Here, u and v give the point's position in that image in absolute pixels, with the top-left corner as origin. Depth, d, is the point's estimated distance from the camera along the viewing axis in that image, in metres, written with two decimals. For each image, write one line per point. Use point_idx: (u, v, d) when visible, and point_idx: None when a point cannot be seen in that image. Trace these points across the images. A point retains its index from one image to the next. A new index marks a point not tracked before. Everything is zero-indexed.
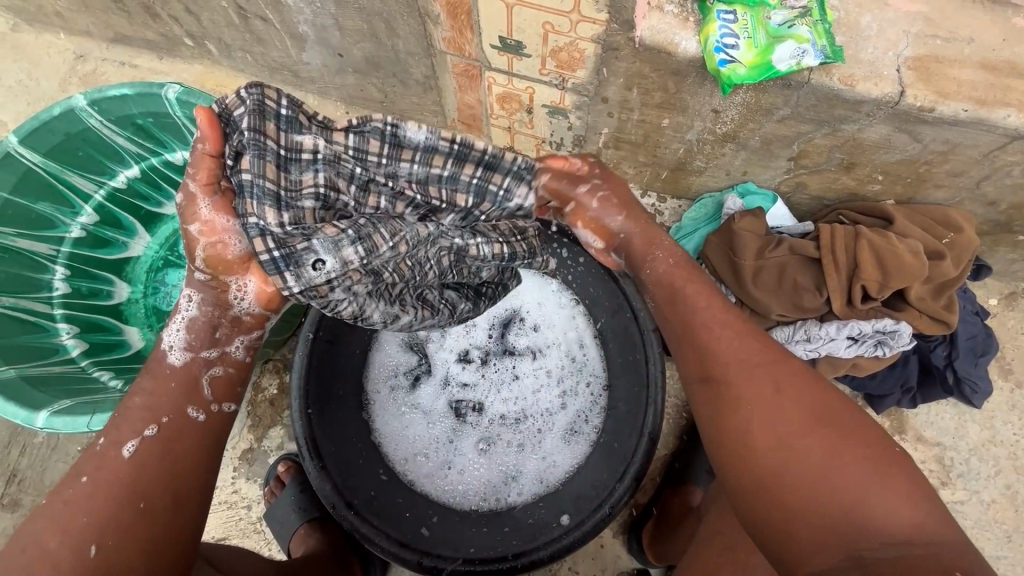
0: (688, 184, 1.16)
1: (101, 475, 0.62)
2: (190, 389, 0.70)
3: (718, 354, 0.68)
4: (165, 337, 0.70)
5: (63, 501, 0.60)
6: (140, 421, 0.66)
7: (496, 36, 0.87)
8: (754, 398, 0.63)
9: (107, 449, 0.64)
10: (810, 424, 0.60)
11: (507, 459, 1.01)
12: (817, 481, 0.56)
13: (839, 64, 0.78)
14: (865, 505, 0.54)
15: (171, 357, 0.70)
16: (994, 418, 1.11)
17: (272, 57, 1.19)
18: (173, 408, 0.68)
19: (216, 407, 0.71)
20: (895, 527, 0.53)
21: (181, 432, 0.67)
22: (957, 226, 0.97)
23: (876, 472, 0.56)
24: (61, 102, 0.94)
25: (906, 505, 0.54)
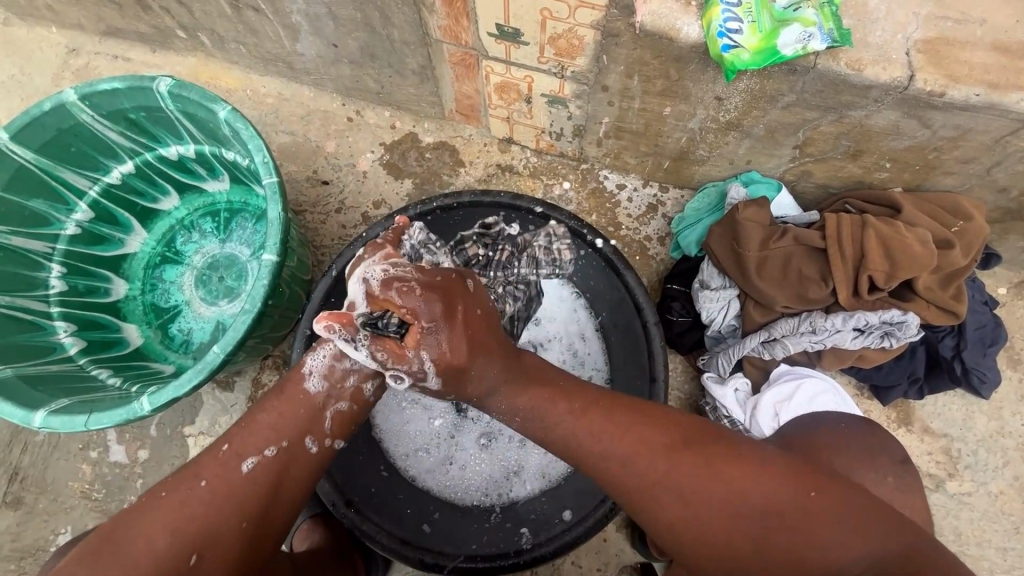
0: (690, 174, 1.14)
1: (219, 485, 0.63)
2: (315, 413, 0.69)
3: (657, 506, 0.60)
4: (307, 361, 0.69)
5: (179, 503, 0.61)
6: (262, 440, 0.66)
7: (493, 24, 0.84)
8: (688, 512, 0.59)
9: (229, 455, 0.65)
10: (723, 497, 0.58)
11: (509, 454, 0.99)
12: (765, 544, 0.56)
13: (846, 48, 0.75)
14: (820, 557, 0.53)
15: (308, 383, 0.68)
16: (1002, 408, 1.09)
17: (266, 48, 1.17)
18: (297, 434, 0.68)
19: (328, 442, 0.70)
20: (855, 567, 0.52)
21: (295, 458, 0.67)
22: (966, 214, 0.95)
23: (808, 520, 0.55)
24: (52, 97, 0.93)
25: (855, 539, 0.53)
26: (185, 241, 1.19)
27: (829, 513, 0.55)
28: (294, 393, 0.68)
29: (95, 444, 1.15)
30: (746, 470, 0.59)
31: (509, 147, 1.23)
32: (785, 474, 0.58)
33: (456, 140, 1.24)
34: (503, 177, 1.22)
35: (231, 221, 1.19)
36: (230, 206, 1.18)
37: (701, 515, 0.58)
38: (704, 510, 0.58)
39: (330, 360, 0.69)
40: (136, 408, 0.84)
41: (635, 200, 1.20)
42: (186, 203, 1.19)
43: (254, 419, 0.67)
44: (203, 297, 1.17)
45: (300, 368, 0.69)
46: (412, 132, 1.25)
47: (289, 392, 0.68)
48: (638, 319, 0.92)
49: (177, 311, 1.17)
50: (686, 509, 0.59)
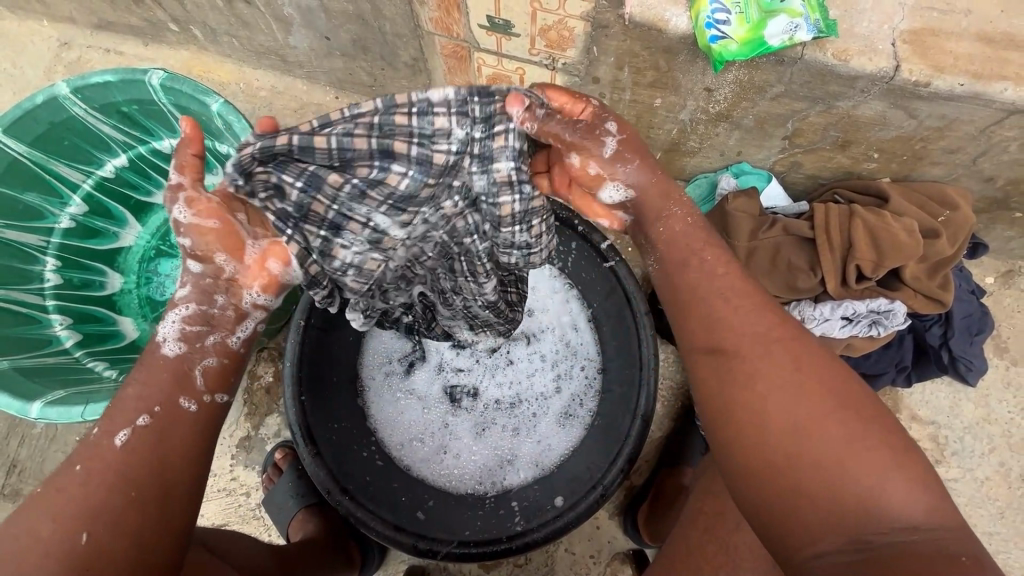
0: (682, 165, 1.15)
1: (94, 464, 0.56)
2: (184, 373, 0.63)
3: (748, 391, 0.57)
4: (160, 328, 0.64)
5: (54, 490, 0.54)
6: (132, 409, 0.59)
7: (483, 15, 0.85)
8: (777, 417, 0.55)
9: (100, 436, 0.58)
10: (823, 395, 0.55)
11: (503, 442, 1.02)
12: (825, 471, 0.52)
13: (833, 39, 0.76)
14: (875, 495, 0.51)
15: (166, 348, 0.64)
16: (988, 396, 1.11)
17: (259, 41, 1.17)
18: (166, 397, 0.61)
19: (211, 399, 0.64)
20: (903, 517, 0.50)
21: (172, 421, 0.60)
22: (953, 203, 0.96)
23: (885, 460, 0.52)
24: (44, 90, 0.92)
25: (915, 494, 0.51)
26: None
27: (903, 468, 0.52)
28: (162, 363, 0.63)
29: None
30: (855, 392, 0.56)
31: None
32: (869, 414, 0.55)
33: None
34: None
35: None
36: None
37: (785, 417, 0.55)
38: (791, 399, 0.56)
39: (185, 324, 0.65)
40: None
41: None
42: None
43: (122, 393, 0.61)
44: None
45: (154, 338, 0.64)
46: None
47: (152, 366, 0.63)
48: (629, 309, 0.90)
49: None
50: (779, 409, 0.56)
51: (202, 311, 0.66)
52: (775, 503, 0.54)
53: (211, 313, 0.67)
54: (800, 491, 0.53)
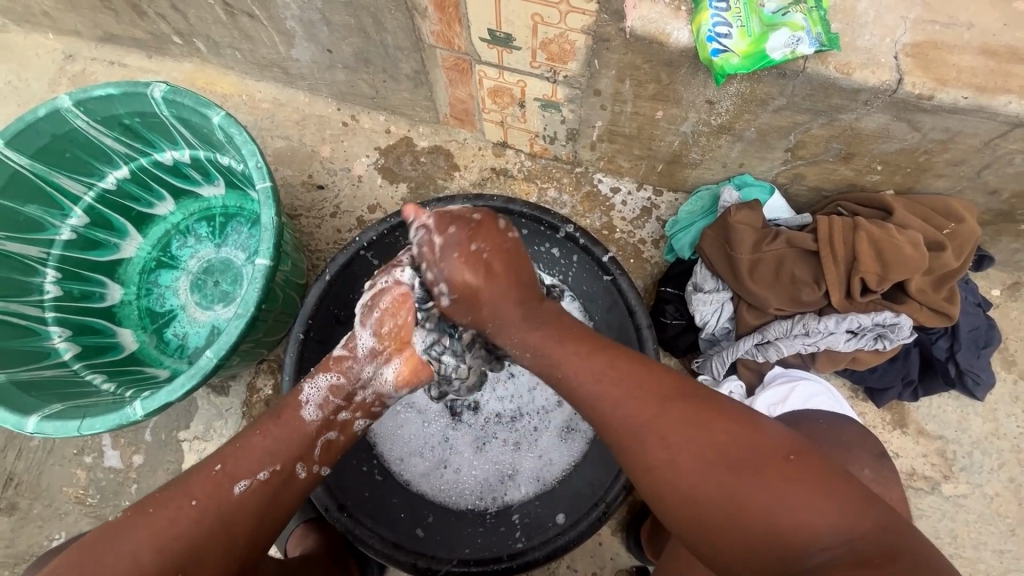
0: (684, 177, 1.14)
1: (208, 505, 0.62)
2: (307, 442, 0.69)
3: (602, 420, 0.63)
4: (305, 389, 0.70)
5: (166, 522, 0.60)
6: (257, 462, 0.66)
7: (485, 29, 0.85)
8: (654, 450, 0.59)
9: (221, 477, 0.64)
10: (690, 438, 0.58)
11: (503, 457, 0.99)
12: (741, 501, 0.54)
13: (835, 52, 0.76)
14: (785, 515, 0.52)
15: (305, 411, 0.70)
16: (996, 410, 1.09)
17: (262, 53, 1.18)
18: (288, 459, 0.68)
19: (317, 469, 0.71)
20: (821, 532, 0.51)
21: (284, 483, 0.67)
22: (958, 215, 0.95)
23: (786, 482, 0.54)
24: (47, 103, 0.93)
25: (829, 507, 0.52)
26: (180, 246, 1.20)
27: (809, 484, 0.53)
28: (289, 418, 0.69)
29: (90, 449, 1.15)
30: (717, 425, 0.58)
31: (503, 152, 1.23)
32: (772, 436, 0.58)
33: (451, 145, 1.25)
34: (498, 181, 1.23)
35: (226, 226, 1.19)
36: (225, 211, 1.18)
37: (674, 454, 0.58)
38: (677, 450, 0.58)
39: (327, 390, 0.71)
40: (128, 412, 0.84)
41: (629, 204, 1.20)
42: (181, 208, 1.20)
43: (249, 439, 0.67)
44: (198, 302, 1.18)
45: (297, 396, 0.70)
46: (407, 136, 1.25)
47: (284, 417, 0.69)
48: (631, 321, 0.91)
49: (172, 315, 1.17)
50: (628, 426, 0.61)
51: (346, 384, 0.71)
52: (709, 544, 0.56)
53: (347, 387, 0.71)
54: (723, 524, 0.55)
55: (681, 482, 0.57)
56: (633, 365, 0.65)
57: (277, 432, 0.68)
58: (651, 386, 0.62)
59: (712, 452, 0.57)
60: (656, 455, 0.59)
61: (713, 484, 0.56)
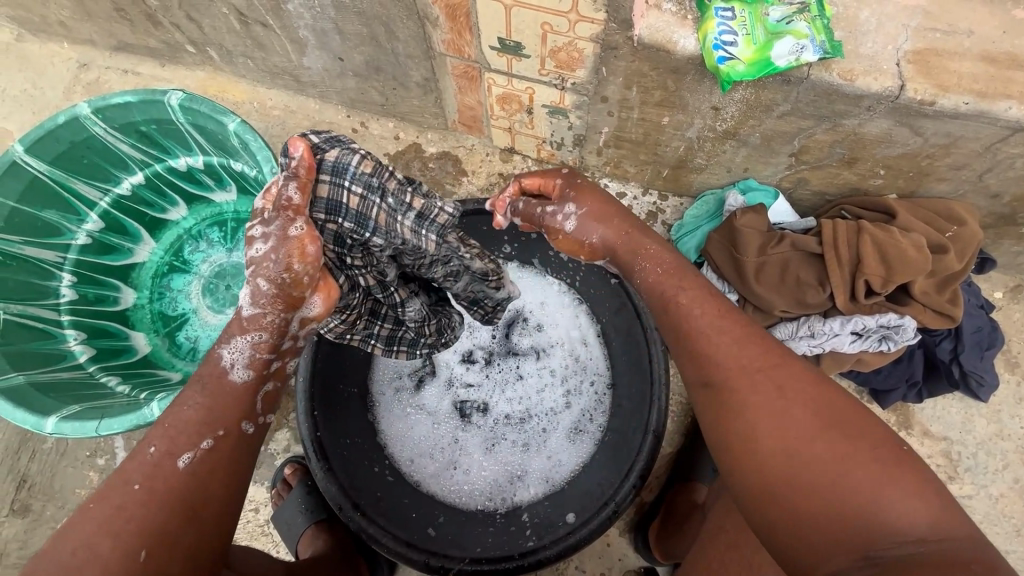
0: (689, 181, 1.16)
1: (155, 485, 0.59)
2: (248, 399, 0.67)
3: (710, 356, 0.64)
4: (225, 354, 0.66)
5: (115, 508, 0.58)
6: (196, 434, 0.63)
7: (495, 37, 0.87)
8: (760, 395, 0.59)
9: (161, 456, 0.61)
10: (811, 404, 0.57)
11: (512, 458, 1.01)
12: (837, 476, 0.52)
13: (838, 59, 0.78)
14: (881, 501, 0.50)
15: (233, 374, 0.66)
16: (1000, 411, 1.10)
17: (274, 62, 1.20)
18: (231, 423, 0.65)
19: (264, 420, 0.68)
20: (911, 525, 0.49)
21: (234, 444, 0.65)
22: (960, 219, 0.97)
23: (888, 469, 0.51)
24: (67, 111, 0.95)
25: (925, 502, 0.50)
26: (193, 250, 1.22)
27: (910, 478, 0.51)
28: (221, 388, 0.66)
29: (103, 451, 1.17)
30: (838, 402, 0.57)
31: (510, 157, 1.25)
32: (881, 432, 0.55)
33: (458, 150, 1.26)
34: (505, 186, 1.25)
35: (238, 230, 1.21)
36: (237, 216, 1.20)
37: (777, 407, 0.58)
38: (790, 405, 0.57)
39: (252, 347, 0.67)
40: (145, 413, 0.85)
41: (634, 208, 1.22)
42: (194, 214, 1.22)
43: (178, 414, 0.64)
44: (210, 306, 1.20)
45: (218, 363, 0.66)
46: (415, 142, 1.28)
47: (213, 386, 0.66)
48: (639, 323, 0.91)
49: (185, 319, 1.19)
50: (739, 366, 0.62)
51: (270, 337, 0.67)
52: (791, 515, 0.53)
53: (272, 341, 0.68)
54: (808, 494, 0.53)
55: (771, 436, 0.57)
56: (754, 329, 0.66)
57: (208, 402, 0.65)
58: (773, 346, 0.64)
59: (818, 418, 0.56)
60: (762, 402, 0.59)
61: (817, 448, 0.54)
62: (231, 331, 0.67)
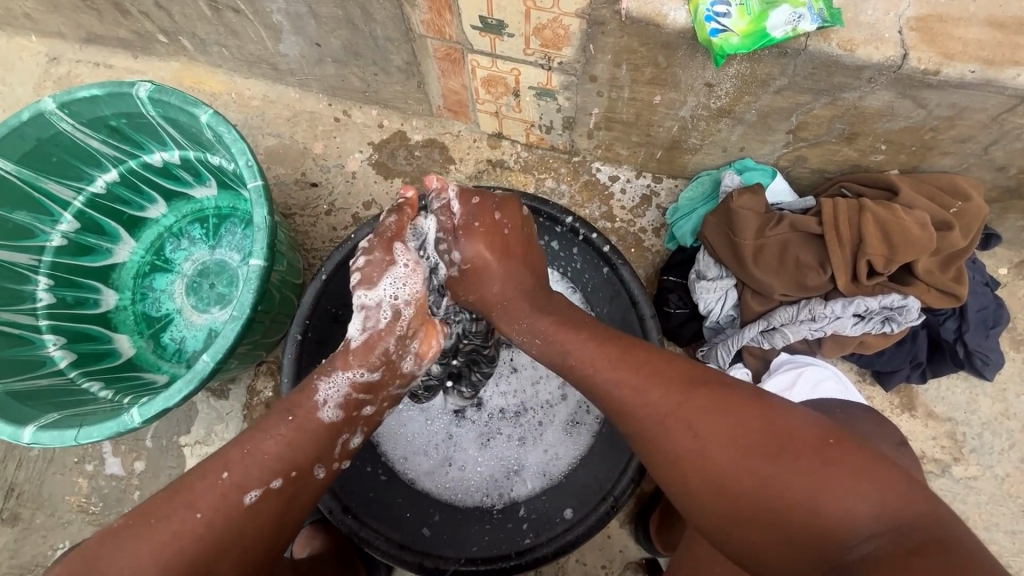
0: (684, 163, 1.12)
1: (217, 518, 0.59)
2: (325, 441, 0.67)
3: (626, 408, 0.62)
4: (321, 388, 0.66)
5: (174, 535, 0.58)
6: (268, 471, 0.62)
7: (476, 16, 0.83)
8: (681, 443, 0.57)
9: (230, 486, 0.61)
10: (733, 435, 0.55)
11: (508, 452, 0.98)
12: (781, 495, 0.52)
13: (837, 28, 0.74)
14: (823, 506, 0.51)
15: (323, 412, 0.66)
16: (1006, 390, 1.08)
17: (249, 50, 1.15)
18: (303, 463, 0.65)
19: (338, 465, 0.69)
20: (859, 520, 0.50)
21: (301, 487, 0.65)
22: (964, 194, 0.93)
23: (819, 468, 0.52)
24: (31, 107, 0.91)
25: (868, 493, 0.50)
26: (174, 248, 1.18)
27: (851, 468, 0.51)
28: (302, 418, 0.65)
29: (91, 457, 1.14)
30: (757, 418, 0.56)
31: (499, 143, 1.21)
32: (802, 419, 0.55)
33: (445, 137, 1.22)
34: (494, 173, 1.21)
35: (220, 227, 1.17)
36: (218, 212, 1.16)
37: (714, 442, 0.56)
38: (713, 443, 0.56)
39: (348, 387, 0.67)
40: (126, 420, 0.82)
41: (628, 192, 1.18)
42: (174, 211, 1.18)
43: (257, 444, 0.63)
44: (195, 305, 1.16)
45: (313, 397, 0.66)
46: (400, 130, 1.23)
47: (297, 421, 0.65)
48: (634, 312, 0.90)
49: (169, 319, 1.15)
50: (653, 419, 0.59)
51: (368, 377, 0.68)
52: (752, 544, 0.54)
53: (371, 380, 0.69)
54: (760, 522, 0.53)
55: (708, 474, 0.56)
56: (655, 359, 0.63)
57: (288, 436, 0.64)
58: (670, 375, 0.61)
59: (738, 444, 0.55)
60: (683, 448, 0.57)
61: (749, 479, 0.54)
62: (332, 364, 0.68)
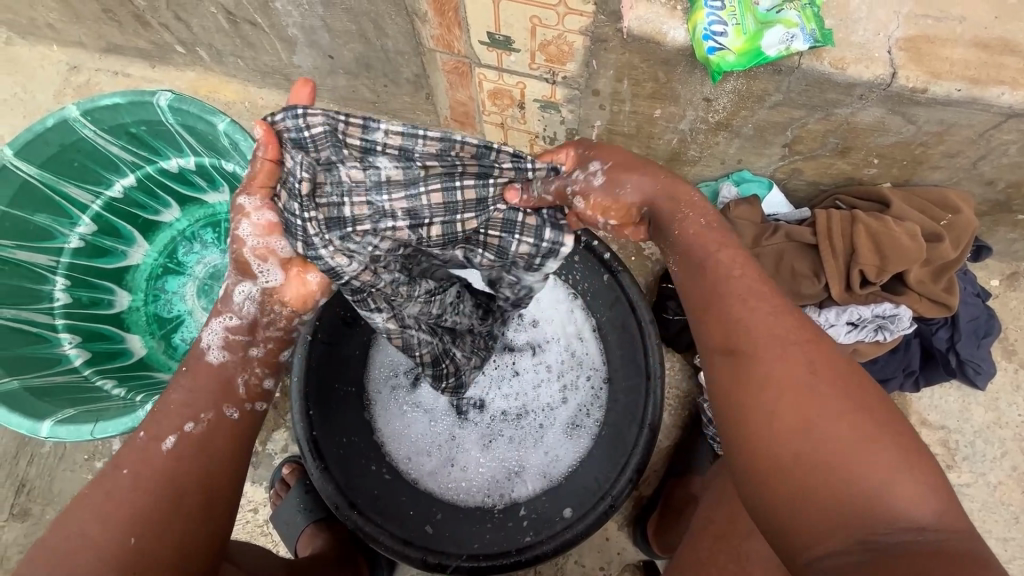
0: (683, 174, 1.15)
1: (141, 469, 0.62)
2: (230, 380, 0.70)
3: (743, 317, 0.60)
4: (204, 335, 0.70)
5: (105, 493, 0.60)
6: (181, 416, 0.65)
7: (484, 32, 0.86)
8: (783, 371, 0.56)
9: (148, 441, 0.63)
10: (840, 389, 0.55)
11: (509, 454, 1.02)
12: (857, 467, 0.51)
13: (829, 48, 0.77)
14: (893, 486, 0.50)
15: (210, 355, 0.70)
16: (998, 399, 1.10)
17: (264, 61, 1.20)
18: (214, 406, 0.68)
19: (249, 407, 0.70)
20: (920, 516, 0.50)
21: (215, 427, 0.66)
22: (954, 207, 0.96)
23: (904, 456, 0.52)
24: (55, 113, 0.95)
25: (935, 493, 0.51)
26: (187, 252, 1.22)
27: (928, 470, 0.52)
28: (206, 371, 0.69)
29: (101, 454, 1.17)
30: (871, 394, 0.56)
31: None
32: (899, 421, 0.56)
33: None
34: None
35: (232, 232, 1.21)
36: (231, 217, 1.20)
37: (804, 394, 0.55)
38: (817, 386, 0.55)
39: (227, 332, 0.71)
40: (140, 415, 0.85)
41: None
42: (187, 215, 1.21)
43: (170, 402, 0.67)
44: (205, 307, 1.21)
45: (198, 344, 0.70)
46: None
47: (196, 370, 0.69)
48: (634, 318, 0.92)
49: (180, 321, 1.20)
50: (766, 338, 0.59)
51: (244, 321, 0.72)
52: (800, 498, 0.52)
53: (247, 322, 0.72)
54: (822, 479, 0.52)
55: (800, 411, 0.55)
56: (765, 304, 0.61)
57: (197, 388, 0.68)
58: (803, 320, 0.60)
59: (842, 398, 0.54)
60: (791, 377, 0.56)
61: (839, 434, 0.53)
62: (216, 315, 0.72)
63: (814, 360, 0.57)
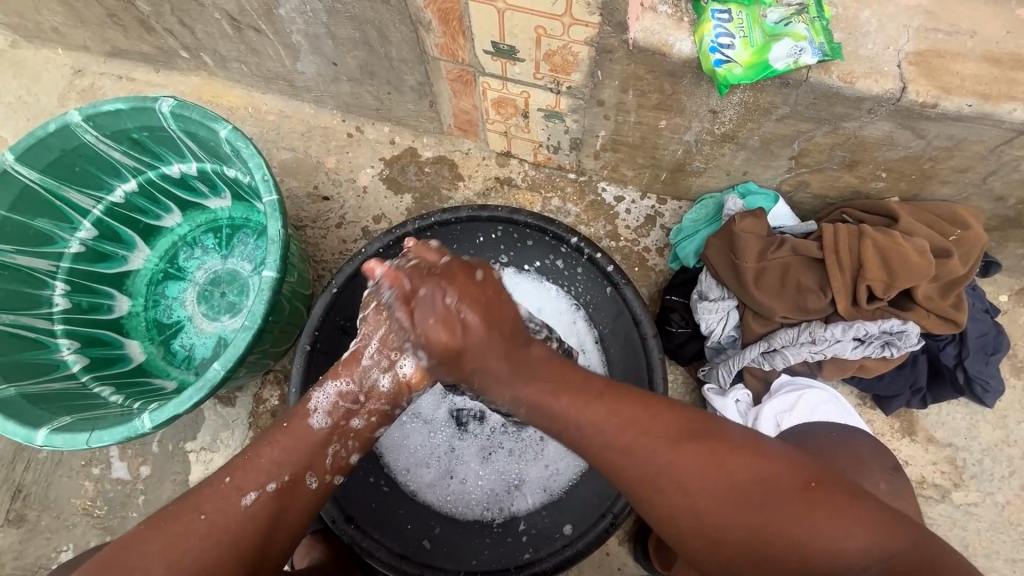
0: (688, 185, 1.14)
1: (218, 518, 0.62)
2: (317, 450, 0.69)
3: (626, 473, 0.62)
4: (315, 397, 0.70)
5: (179, 536, 0.61)
6: (266, 473, 0.65)
7: (489, 41, 0.86)
8: (678, 478, 0.60)
9: (231, 488, 0.64)
10: (727, 473, 0.59)
11: (508, 467, 0.99)
12: (777, 536, 0.56)
13: (838, 62, 0.76)
14: (817, 542, 0.54)
15: (312, 418, 0.69)
16: (1006, 417, 1.08)
17: (268, 67, 1.19)
18: (299, 468, 0.67)
19: (329, 477, 0.70)
20: (848, 555, 0.54)
21: (292, 493, 0.66)
22: (964, 222, 0.95)
23: (813, 513, 0.56)
24: (57, 119, 0.95)
25: (857, 530, 0.55)
26: (187, 257, 1.20)
27: (840, 509, 0.56)
28: (297, 428, 0.68)
29: (98, 461, 1.16)
30: (751, 458, 0.60)
31: (507, 161, 1.24)
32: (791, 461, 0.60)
33: (454, 155, 1.25)
34: (502, 190, 1.23)
35: (233, 237, 1.20)
36: (232, 222, 1.19)
37: (700, 485, 0.59)
38: (707, 476, 0.59)
39: (336, 395, 0.70)
40: (137, 425, 0.84)
41: (633, 212, 1.20)
42: (188, 220, 1.21)
43: (256, 452, 0.66)
44: (205, 313, 1.18)
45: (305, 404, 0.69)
46: (411, 147, 1.26)
47: (293, 426, 0.69)
48: (636, 332, 0.92)
49: (179, 327, 1.18)
50: (646, 469, 0.61)
51: (352, 388, 0.70)
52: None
53: (354, 389, 0.70)
54: (744, 557, 0.57)
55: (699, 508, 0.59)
56: (634, 405, 0.64)
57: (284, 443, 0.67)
58: (670, 412, 0.63)
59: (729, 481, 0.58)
60: (677, 483, 0.60)
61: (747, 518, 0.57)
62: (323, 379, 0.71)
63: (696, 452, 0.60)
